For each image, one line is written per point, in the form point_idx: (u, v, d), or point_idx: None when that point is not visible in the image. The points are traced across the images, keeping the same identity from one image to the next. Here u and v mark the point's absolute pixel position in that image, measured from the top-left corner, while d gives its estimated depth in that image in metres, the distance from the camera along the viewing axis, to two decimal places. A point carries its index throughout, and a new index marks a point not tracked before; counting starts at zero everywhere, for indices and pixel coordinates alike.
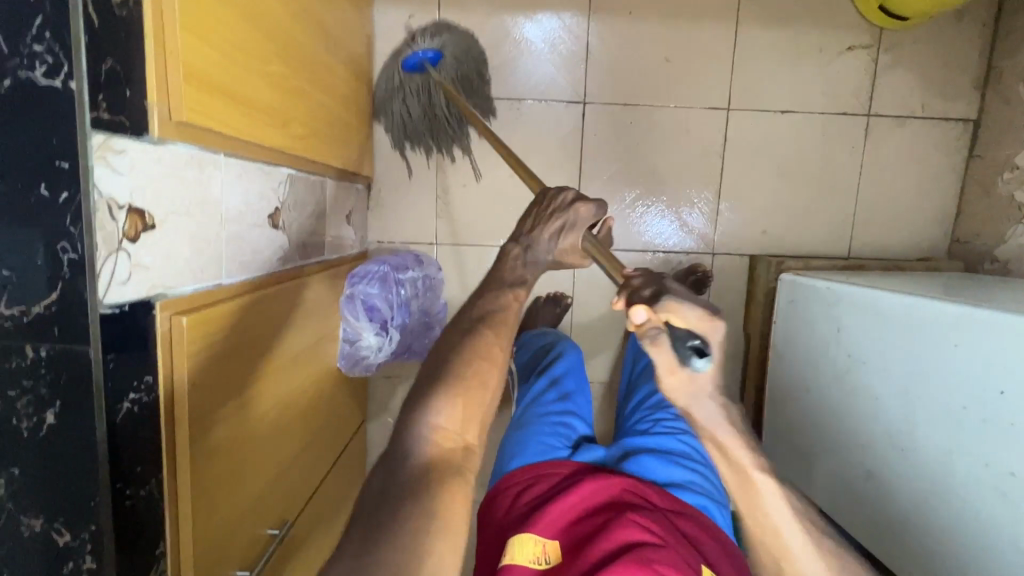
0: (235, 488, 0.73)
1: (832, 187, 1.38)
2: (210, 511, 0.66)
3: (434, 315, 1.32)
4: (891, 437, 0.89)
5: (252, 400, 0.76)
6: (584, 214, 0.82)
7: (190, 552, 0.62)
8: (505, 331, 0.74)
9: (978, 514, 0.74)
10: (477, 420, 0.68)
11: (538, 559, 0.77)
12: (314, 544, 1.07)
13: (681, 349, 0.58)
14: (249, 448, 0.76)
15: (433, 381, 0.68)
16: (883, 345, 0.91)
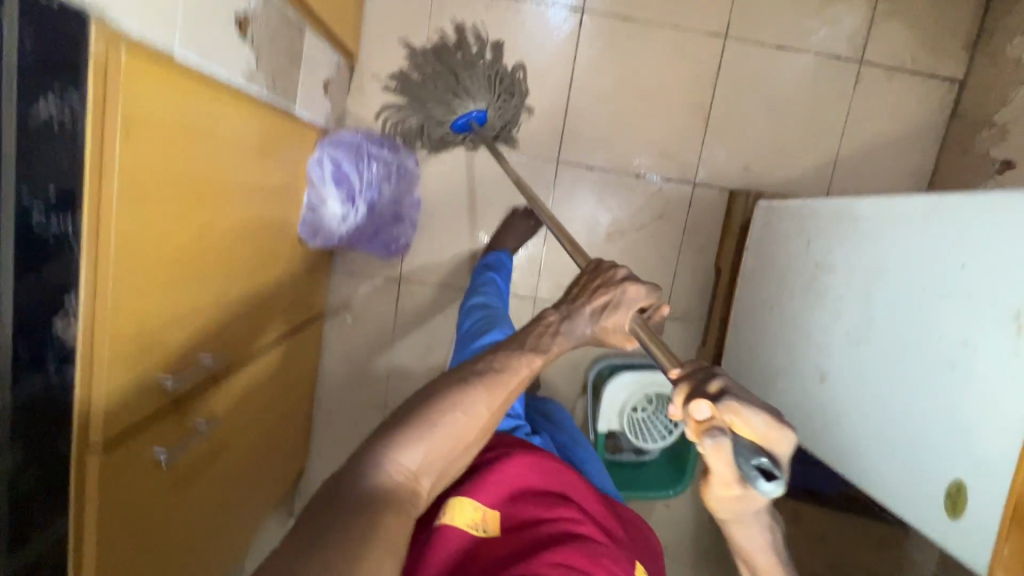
0: (168, 287, 0.70)
1: (817, 131, 1.38)
2: (139, 292, 0.64)
3: (404, 207, 1.29)
4: (847, 336, 0.88)
5: (196, 205, 0.73)
6: (632, 294, 0.74)
7: (110, 318, 0.59)
8: (499, 393, 0.70)
9: (923, 393, 0.73)
10: (439, 466, 0.66)
11: (476, 525, 0.71)
12: (253, 406, 1.03)
13: (746, 464, 0.48)
14: (188, 254, 0.73)
15: (416, 420, 0.65)
16: (846, 249, 0.92)
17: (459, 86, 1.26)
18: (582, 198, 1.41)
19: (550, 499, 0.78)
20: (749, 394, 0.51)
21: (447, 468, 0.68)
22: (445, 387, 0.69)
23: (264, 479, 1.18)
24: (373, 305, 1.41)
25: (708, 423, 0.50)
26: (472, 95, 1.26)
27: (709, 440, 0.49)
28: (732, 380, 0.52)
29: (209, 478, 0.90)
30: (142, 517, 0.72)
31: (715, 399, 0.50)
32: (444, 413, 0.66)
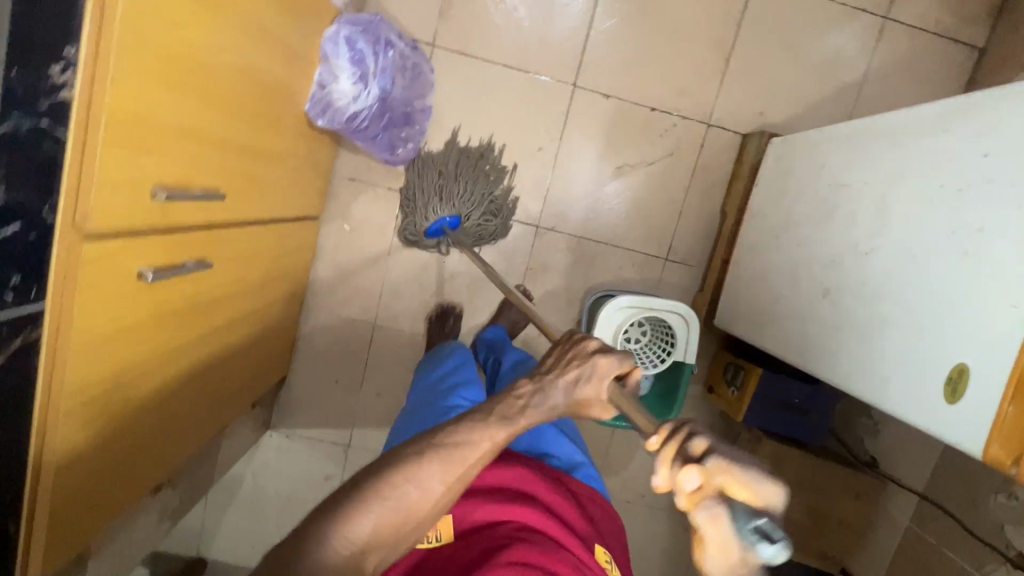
0: (182, 94, 0.67)
1: (835, 84, 1.38)
2: (155, 82, 0.62)
3: (415, 109, 1.25)
4: (857, 245, 0.90)
5: (217, 22, 0.71)
6: (605, 365, 0.69)
7: (127, 88, 0.57)
8: (456, 467, 0.69)
9: (937, 283, 0.75)
10: (387, 543, 0.65)
11: (430, 538, 0.86)
12: (241, 275, 0.99)
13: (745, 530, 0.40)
14: (201, 70, 0.70)
15: (361, 499, 0.64)
16: (861, 164, 0.93)
17: (444, 193, 1.32)
18: (594, 128, 1.39)
19: (501, 497, 0.91)
20: (733, 449, 0.46)
21: (395, 544, 0.66)
22: (393, 464, 0.67)
23: (241, 379, 1.15)
24: (372, 216, 1.42)
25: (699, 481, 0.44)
26: (450, 203, 1.32)
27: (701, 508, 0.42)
28: (715, 438, 0.48)
29: (191, 335, 0.86)
30: (120, 341, 0.69)
31: (697, 456, 0.46)
32: (393, 488, 0.65)
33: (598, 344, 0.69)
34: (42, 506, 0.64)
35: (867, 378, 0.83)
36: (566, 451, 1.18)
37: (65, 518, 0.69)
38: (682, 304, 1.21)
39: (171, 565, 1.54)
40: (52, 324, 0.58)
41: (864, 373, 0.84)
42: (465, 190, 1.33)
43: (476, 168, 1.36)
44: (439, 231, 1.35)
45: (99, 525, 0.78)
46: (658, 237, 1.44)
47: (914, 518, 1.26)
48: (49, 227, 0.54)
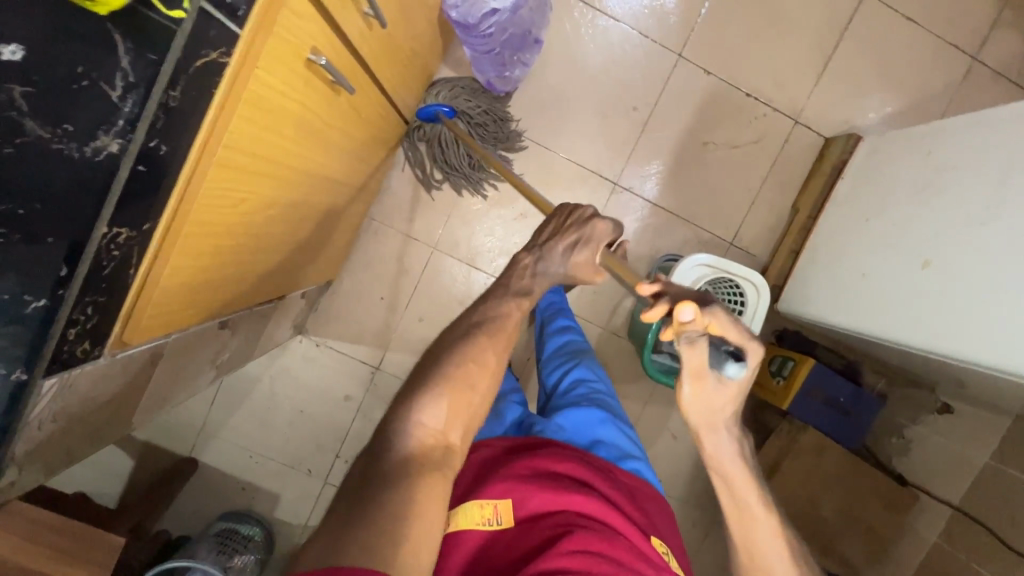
0: None
1: (917, 110, 1.44)
2: None
3: (536, 26, 1.26)
4: (968, 220, 0.92)
5: None
6: (601, 231, 0.78)
7: None
8: (500, 337, 0.74)
9: None
10: (464, 418, 0.67)
11: (486, 521, 0.70)
12: (354, 137, 0.96)
13: (716, 350, 0.61)
14: None
15: (428, 379, 0.68)
16: (971, 150, 0.96)
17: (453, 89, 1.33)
18: (688, 101, 1.44)
19: (553, 482, 0.75)
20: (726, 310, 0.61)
21: (472, 421, 0.68)
22: (449, 350, 0.71)
23: (317, 254, 1.10)
24: None
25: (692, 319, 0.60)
26: (452, 97, 1.32)
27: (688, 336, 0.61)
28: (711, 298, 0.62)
29: (308, 167, 0.83)
30: (271, 118, 0.65)
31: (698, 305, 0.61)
32: (455, 366, 0.69)
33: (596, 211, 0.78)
34: (161, 262, 0.58)
35: (981, 342, 0.85)
36: (613, 432, 1.00)
37: (169, 296, 0.63)
38: (757, 274, 1.22)
39: (158, 460, 1.43)
40: (243, 55, 0.55)
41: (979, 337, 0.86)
42: (474, 113, 1.33)
43: (492, 102, 1.37)
44: (433, 118, 1.30)
45: (194, 322, 0.73)
46: (728, 220, 1.47)
47: (944, 531, 1.27)
48: None
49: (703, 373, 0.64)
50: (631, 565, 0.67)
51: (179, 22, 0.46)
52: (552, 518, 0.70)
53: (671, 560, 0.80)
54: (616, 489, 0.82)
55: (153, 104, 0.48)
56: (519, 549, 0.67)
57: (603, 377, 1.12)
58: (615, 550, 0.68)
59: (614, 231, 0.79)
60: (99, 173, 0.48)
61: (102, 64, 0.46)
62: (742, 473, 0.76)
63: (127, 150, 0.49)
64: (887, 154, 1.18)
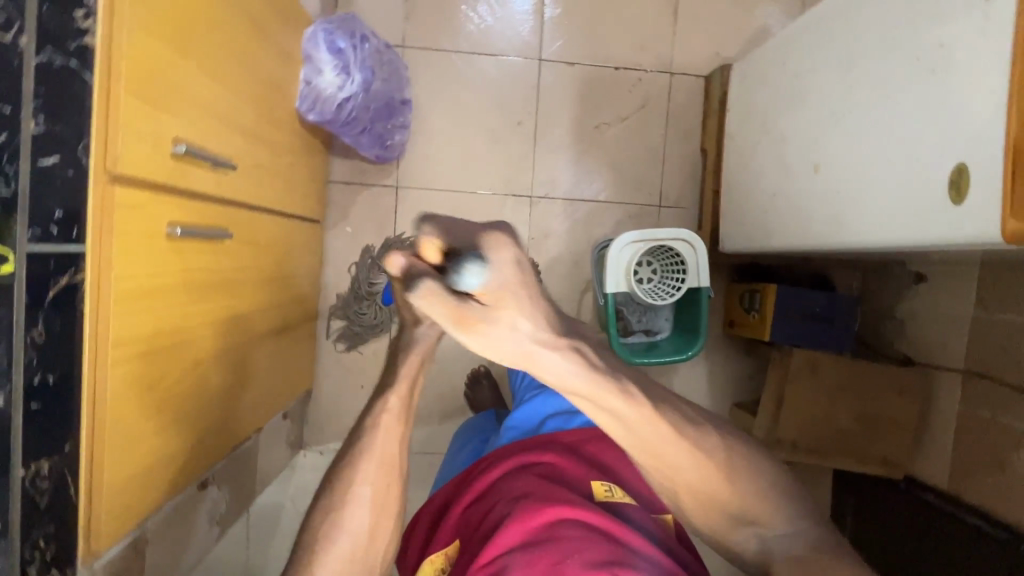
0: (183, 83, 0.71)
1: (778, 16, 1.47)
2: (162, 56, 0.66)
3: (397, 96, 1.33)
4: (830, 116, 0.94)
5: (209, 16, 0.76)
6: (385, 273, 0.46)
7: (133, 68, 0.61)
8: (372, 464, 0.63)
9: (908, 109, 0.78)
10: (360, 568, 0.62)
11: (440, 571, 0.73)
12: (254, 265, 1.00)
13: (453, 277, 0.40)
14: (202, 57, 0.75)
15: (311, 536, 0.62)
16: (813, 51, 0.99)
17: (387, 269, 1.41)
18: (566, 96, 1.48)
19: (478, 501, 0.76)
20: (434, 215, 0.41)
21: (371, 560, 0.63)
22: (330, 490, 0.63)
23: (269, 383, 1.14)
24: (372, 215, 1.46)
25: (405, 273, 0.41)
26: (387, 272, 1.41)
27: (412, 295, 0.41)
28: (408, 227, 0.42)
29: (215, 317, 0.86)
30: (150, 304, 0.68)
31: (411, 250, 0.42)
32: (336, 510, 0.62)
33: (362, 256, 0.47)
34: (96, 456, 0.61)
35: (866, 225, 0.86)
36: (562, 403, 0.98)
37: (118, 482, 0.65)
38: (684, 230, 1.24)
39: None
40: (97, 275, 0.59)
41: (862, 223, 0.87)
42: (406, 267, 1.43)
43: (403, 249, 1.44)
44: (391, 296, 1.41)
45: (158, 503, 0.76)
46: (648, 186, 1.50)
47: (962, 398, 1.24)
48: (69, 177, 0.56)
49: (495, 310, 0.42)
50: (549, 524, 0.65)
51: (12, 277, 0.54)
52: (479, 532, 0.71)
53: (621, 495, 0.76)
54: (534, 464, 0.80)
55: (19, 348, 0.54)
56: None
57: None
58: (528, 518, 0.65)
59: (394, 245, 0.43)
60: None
61: None
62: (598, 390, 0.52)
63: (12, 397, 0.54)
64: (753, 77, 1.20)
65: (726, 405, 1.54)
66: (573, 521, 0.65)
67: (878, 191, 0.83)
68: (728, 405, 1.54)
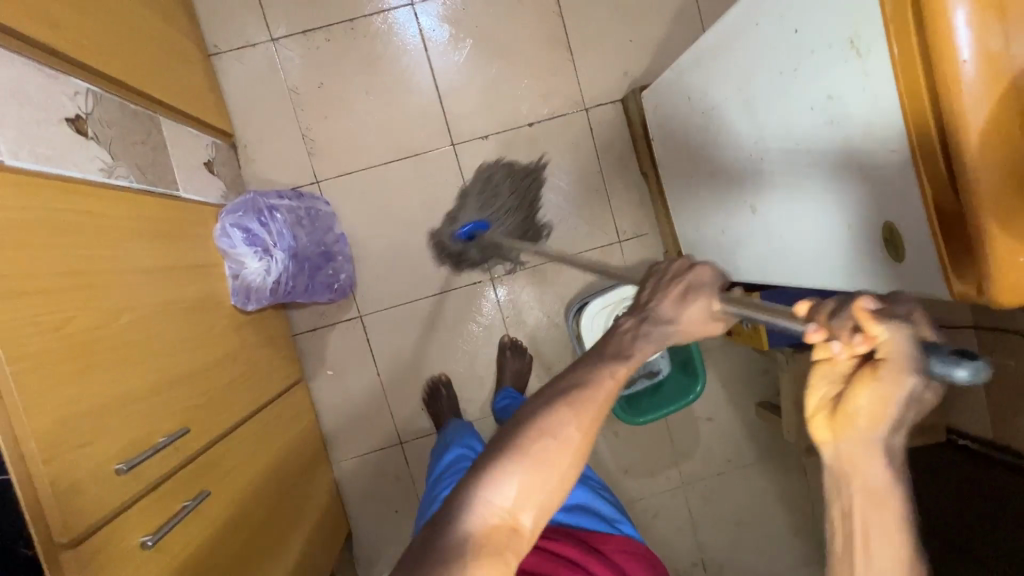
0: (107, 399, 0.71)
1: (671, 15, 1.42)
2: (75, 396, 0.66)
3: (328, 243, 1.31)
4: (748, 158, 0.89)
5: (109, 309, 0.76)
6: (708, 277, 0.56)
7: (47, 436, 0.61)
8: (592, 410, 0.52)
9: (821, 157, 0.74)
10: (541, 498, 0.51)
11: None
12: (250, 482, 1.01)
13: (942, 358, 0.36)
14: (117, 354, 0.75)
15: (506, 448, 0.51)
16: (708, 91, 0.95)
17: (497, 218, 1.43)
18: (491, 169, 1.44)
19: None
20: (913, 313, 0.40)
21: (551, 500, 0.52)
22: (533, 412, 0.52)
23: (308, 565, 1.16)
24: (347, 351, 1.45)
25: (879, 310, 0.40)
26: (468, 211, 1.43)
27: (884, 328, 0.39)
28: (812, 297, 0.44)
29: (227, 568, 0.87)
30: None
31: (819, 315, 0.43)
32: (534, 444, 0.51)
33: (690, 258, 0.58)
34: None
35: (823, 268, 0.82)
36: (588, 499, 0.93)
37: None
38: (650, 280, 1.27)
39: None
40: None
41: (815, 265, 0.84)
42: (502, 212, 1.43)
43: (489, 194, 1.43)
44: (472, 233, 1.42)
45: None
46: (603, 226, 1.46)
47: (981, 348, 1.19)
48: None
49: (885, 413, 0.43)
50: None
51: None
52: None
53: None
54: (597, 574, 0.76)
55: None
56: None
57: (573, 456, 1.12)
58: None
59: (725, 276, 0.57)
60: None
61: None
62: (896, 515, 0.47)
63: None
64: (661, 110, 1.16)
65: (752, 408, 1.52)
66: None
67: (829, 236, 0.79)
68: (754, 408, 1.52)
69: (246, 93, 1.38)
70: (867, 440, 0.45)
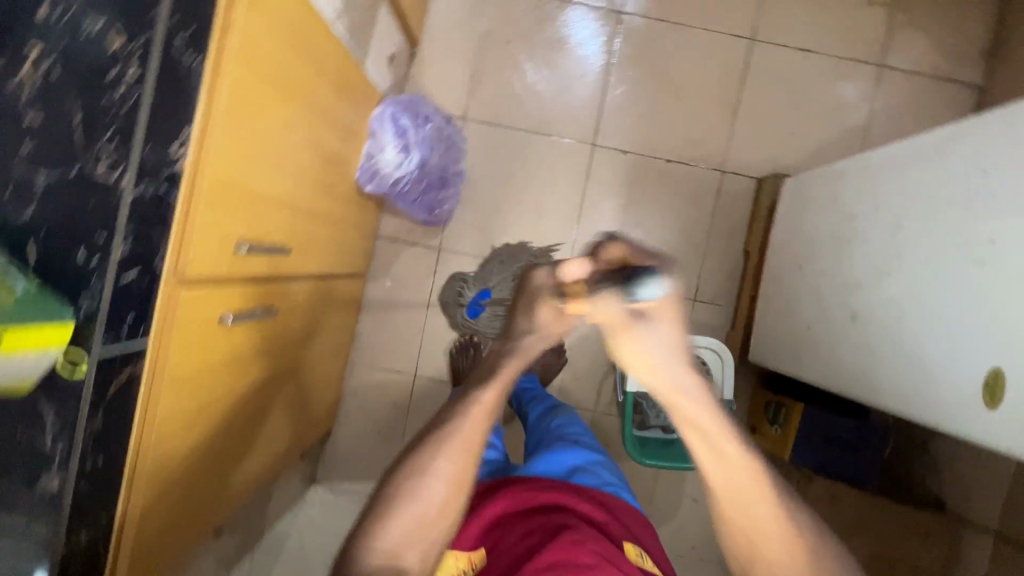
0: (255, 183, 0.79)
1: (839, 129, 1.48)
2: (240, 166, 0.74)
3: (448, 170, 1.40)
4: (875, 267, 0.92)
5: (288, 117, 0.85)
6: (545, 277, 0.63)
7: (212, 184, 0.69)
8: (464, 455, 0.66)
9: (955, 290, 0.76)
10: (422, 540, 0.64)
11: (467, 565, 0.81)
12: (294, 325, 1.07)
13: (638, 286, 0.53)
14: (276, 156, 0.84)
15: (389, 495, 0.65)
16: (863, 195, 0.98)
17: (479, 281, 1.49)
18: (615, 182, 1.51)
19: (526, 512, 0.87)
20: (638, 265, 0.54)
21: (431, 540, 0.65)
22: (412, 457, 0.66)
23: (293, 427, 1.21)
24: (412, 273, 1.52)
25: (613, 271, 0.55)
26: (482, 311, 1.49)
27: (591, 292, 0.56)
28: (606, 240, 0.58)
29: (244, 420, 0.95)
30: (184, 424, 0.76)
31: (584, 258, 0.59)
32: (418, 484, 0.65)
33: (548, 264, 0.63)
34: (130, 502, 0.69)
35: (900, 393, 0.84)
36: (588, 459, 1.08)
37: (136, 538, 0.71)
38: (711, 339, 1.28)
39: None
40: (147, 398, 0.68)
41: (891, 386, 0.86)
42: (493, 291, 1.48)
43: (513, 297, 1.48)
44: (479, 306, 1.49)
45: (173, 552, 0.84)
46: (687, 279, 1.50)
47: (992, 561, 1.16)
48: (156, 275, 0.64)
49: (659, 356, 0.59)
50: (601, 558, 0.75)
51: (82, 380, 0.58)
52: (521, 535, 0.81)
53: (651, 566, 0.85)
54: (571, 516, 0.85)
55: (82, 437, 0.59)
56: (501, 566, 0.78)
57: (576, 423, 1.23)
58: (580, 555, 0.74)
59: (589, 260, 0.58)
60: (46, 506, 0.58)
61: (32, 423, 0.57)
62: (711, 409, 0.62)
63: (67, 478, 0.59)
64: (801, 198, 1.20)
65: None
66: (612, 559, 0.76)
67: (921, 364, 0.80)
68: None
69: (445, 18, 1.50)
70: (678, 386, 0.61)
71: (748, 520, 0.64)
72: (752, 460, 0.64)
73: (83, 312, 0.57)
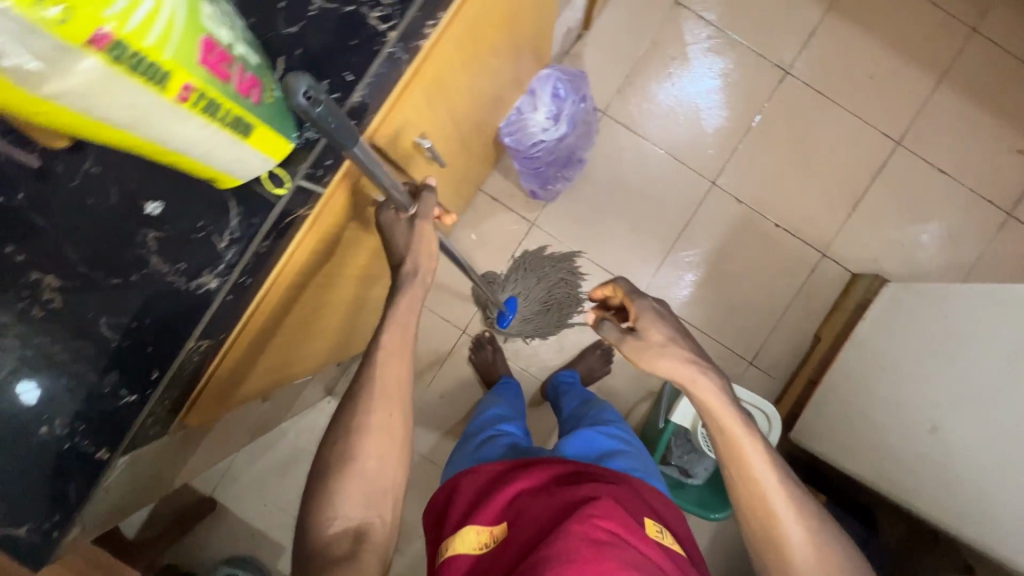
0: (451, 90, 0.81)
1: (946, 257, 1.48)
2: (453, 69, 0.76)
3: (575, 155, 1.43)
4: (974, 392, 0.93)
5: (498, 43, 0.87)
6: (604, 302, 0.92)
7: (432, 74, 0.71)
8: (394, 416, 0.77)
9: None
10: (369, 511, 0.73)
11: (481, 544, 0.81)
12: None
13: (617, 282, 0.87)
14: (474, 74, 0.86)
15: (332, 450, 0.75)
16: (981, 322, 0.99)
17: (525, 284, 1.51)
18: (717, 225, 1.52)
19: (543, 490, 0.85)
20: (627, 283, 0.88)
21: (380, 513, 0.74)
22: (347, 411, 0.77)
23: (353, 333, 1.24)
24: (498, 236, 1.53)
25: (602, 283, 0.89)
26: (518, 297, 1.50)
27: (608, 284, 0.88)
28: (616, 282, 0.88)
29: (333, 309, 0.98)
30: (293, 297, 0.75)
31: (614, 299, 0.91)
32: (358, 439, 0.74)
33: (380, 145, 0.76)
34: (237, 343, 0.69)
35: None
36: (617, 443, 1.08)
37: (227, 379, 0.73)
38: (767, 404, 1.28)
39: (178, 497, 1.52)
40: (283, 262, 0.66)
41: None
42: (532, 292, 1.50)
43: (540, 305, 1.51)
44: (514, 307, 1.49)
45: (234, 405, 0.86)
46: (752, 341, 1.50)
47: None
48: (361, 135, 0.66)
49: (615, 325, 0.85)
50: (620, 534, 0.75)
51: (279, 199, 0.60)
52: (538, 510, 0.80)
53: (669, 542, 0.85)
54: (597, 486, 0.84)
55: (251, 253, 0.61)
56: (520, 541, 0.77)
57: (609, 410, 1.21)
58: (597, 530, 0.74)
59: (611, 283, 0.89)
60: (197, 301, 0.61)
61: (216, 222, 0.60)
62: (723, 400, 0.77)
63: (222, 285, 0.61)
64: (904, 304, 1.21)
65: None
66: (629, 536, 0.76)
67: None
68: None
69: (622, 14, 1.52)
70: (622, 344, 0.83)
71: (770, 517, 0.74)
72: (767, 462, 0.76)
73: (304, 139, 0.60)
